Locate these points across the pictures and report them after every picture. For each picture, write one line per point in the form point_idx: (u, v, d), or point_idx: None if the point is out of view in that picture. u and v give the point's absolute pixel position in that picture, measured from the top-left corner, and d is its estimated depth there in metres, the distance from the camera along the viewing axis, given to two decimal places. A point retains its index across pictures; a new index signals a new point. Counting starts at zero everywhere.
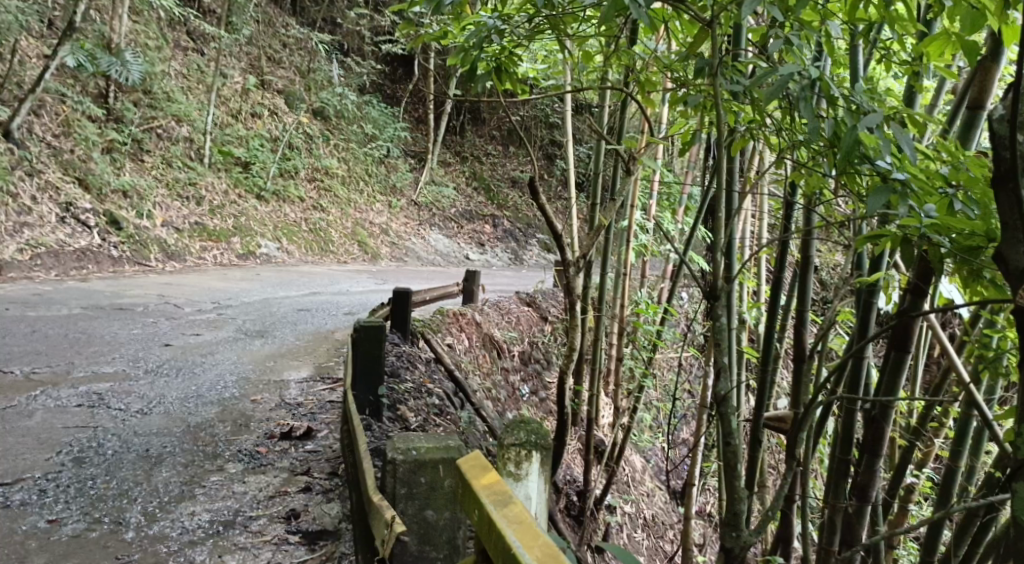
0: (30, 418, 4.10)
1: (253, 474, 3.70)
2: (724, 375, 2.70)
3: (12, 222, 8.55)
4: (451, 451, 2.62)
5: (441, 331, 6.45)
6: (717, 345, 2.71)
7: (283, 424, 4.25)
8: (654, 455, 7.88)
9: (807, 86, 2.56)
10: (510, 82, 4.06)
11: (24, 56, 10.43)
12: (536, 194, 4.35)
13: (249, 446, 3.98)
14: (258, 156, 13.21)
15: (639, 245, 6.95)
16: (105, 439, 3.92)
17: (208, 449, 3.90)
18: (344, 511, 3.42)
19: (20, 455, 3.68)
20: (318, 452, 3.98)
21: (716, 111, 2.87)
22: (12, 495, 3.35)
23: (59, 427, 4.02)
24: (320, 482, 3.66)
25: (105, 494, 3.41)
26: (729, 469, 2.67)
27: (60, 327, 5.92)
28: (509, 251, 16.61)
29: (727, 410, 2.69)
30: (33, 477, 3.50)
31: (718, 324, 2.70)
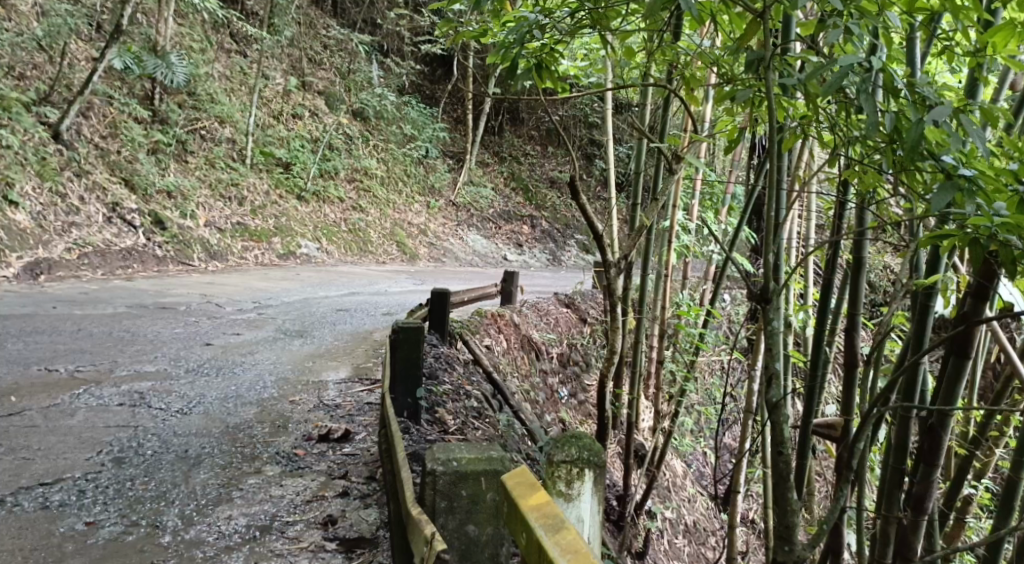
0: (72, 416, 4.14)
1: (290, 477, 3.68)
2: (774, 383, 2.63)
3: (60, 222, 8.70)
4: (494, 462, 2.56)
5: (479, 332, 6.40)
6: (768, 350, 2.65)
7: (321, 426, 4.23)
8: (695, 460, 7.76)
9: (868, 77, 2.49)
10: (551, 80, 4.01)
11: (73, 59, 10.61)
12: (576, 194, 4.36)
13: (287, 448, 3.97)
14: (299, 156, 13.31)
15: (682, 246, 6.83)
16: (145, 439, 3.93)
17: (246, 451, 3.90)
18: (382, 517, 3.38)
19: (62, 454, 3.71)
20: (356, 455, 3.96)
21: (769, 106, 2.80)
22: (51, 496, 3.37)
23: (101, 426, 4.04)
24: (358, 487, 3.63)
25: (143, 496, 3.41)
26: (780, 479, 2.59)
27: (104, 325, 5.99)
28: (548, 252, 16.55)
29: (779, 419, 2.61)
30: (73, 477, 3.52)
31: (770, 329, 2.63)
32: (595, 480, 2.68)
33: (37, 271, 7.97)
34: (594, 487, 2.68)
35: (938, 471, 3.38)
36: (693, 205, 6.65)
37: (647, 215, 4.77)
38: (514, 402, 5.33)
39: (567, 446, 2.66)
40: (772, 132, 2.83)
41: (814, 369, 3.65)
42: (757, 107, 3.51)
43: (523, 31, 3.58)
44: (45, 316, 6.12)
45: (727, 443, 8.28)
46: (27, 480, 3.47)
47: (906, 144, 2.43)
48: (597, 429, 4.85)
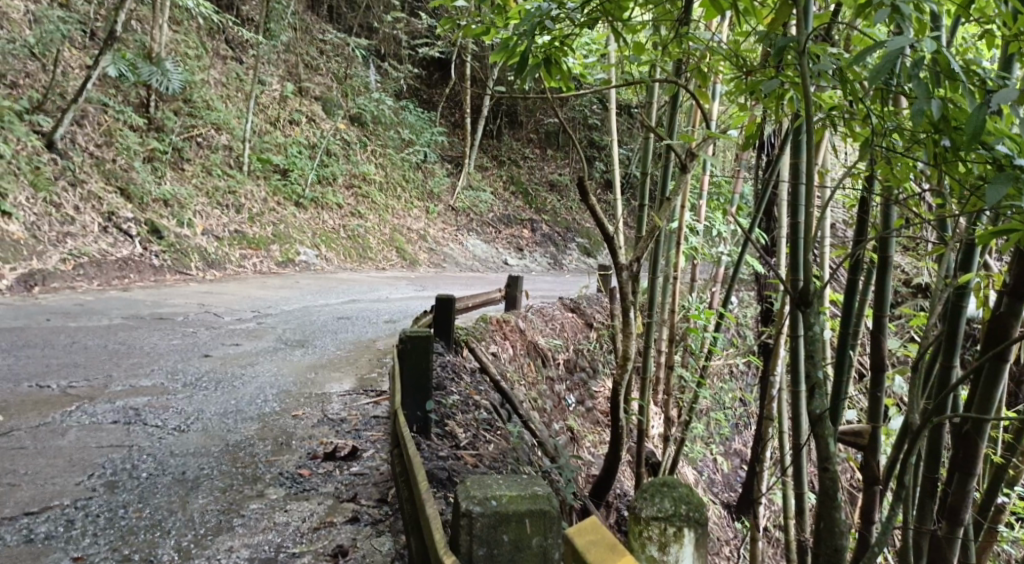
0: (64, 436, 3.96)
1: (296, 501, 3.50)
2: (817, 395, 2.74)
3: (54, 232, 8.54)
4: (540, 501, 2.50)
5: (485, 339, 6.22)
6: (810, 359, 2.74)
7: (326, 443, 4.07)
8: (707, 467, 7.57)
9: (920, 57, 2.40)
10: (561, 75, 3.86)
11: (66, 66, 10.44)
12: (585, 194, 4.23)
13: (291, 468, 3.80)
14: (297, 163, 13.13)
15: (691, 248, 6.66)
16: (140, 460, 3.76)
17: (248, 472, 3.73)
18: (396, 547, 3.21)
19: (50, 479, 3.53)
20: (365, 475, 3.78)
21: (804, 95, 2.72)
22: (36, 528, 3.19)
23: (93, 446, 3.87)
24: (368, 511, 3.46)
25: (136, 526, 3.23)
26: (827, 498, 2.77)
27: (99, 338, 5.81)
28: (549, 256, 16.36)
29: (822, 432, 2.72)
30: (61, 505, 3.34)
31: (812, 334, 2.70)
32: (693, 541, 3.17)
33: (31, 283, 7.79)
34: (692, 549, 3.16)
35: (974, 479, 3.22)
36: (702, 204, 6.50)
37: (659, 214, 4.59)
38: (524, 411, 5.17)
39: (660, 502, 3.19)
40: (808, 124, 2.76)
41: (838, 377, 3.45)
42: (780, 101, 3.38)
43: (533, 23, 3.41)
44: (38, 329, 5.93)
45: (738, 448, 8.10)
46: (11, 509, 3.29)
47: (966, 131, 2.30)
48: (611, 437, 4.69)
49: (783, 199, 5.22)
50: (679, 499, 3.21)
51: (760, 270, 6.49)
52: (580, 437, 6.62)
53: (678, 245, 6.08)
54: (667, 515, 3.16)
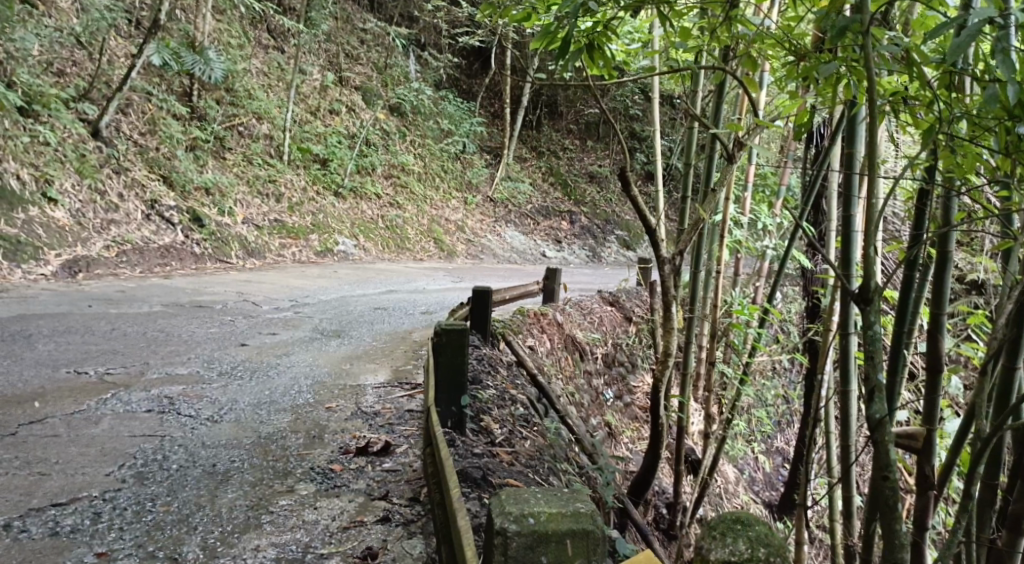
0: (97, 425, 3.96)
1: (325, 498, 3.45)
2: (877, 399, 2.62)
3: (98, 219, 8.63)
4: (583, 519, 2.41)
5: (522, 332, 6.14)
6: (870, 360, 2.64)
7: (358, 438, 4.02)
8: (747, 466, 7.41)
9: (1002, 35, 2.37)
10: (603, 61, 3.77)
11: (112, 55, 10.53)
12: (626, 184, 4.13)
13: (322, 463, 3.75)
14: (337, 152, 13.15)
15: (735, 241, 6.49)
16: (171, 451, 3.74)
17: (278, 466, 3.69)
18: (427, 551, 3.13)
19: (80, 470, 3.52)
20: (396, 472, 3.72)
21: (869, 79, 2.67)
22: (63, 520, 3.17)
23: (126, 436, 3.86)
24: (400, 511, 3.40)
25: (163, 521, 3.20)
26: (887, 509, 2.63)
27: (139, 325, 5.83)
28: (588, 248, 16.21)
29: (883, 439, 2.62)
30: (90, 497, 3.33)
31: (870, 335, 2.59)
32: None
33: (76, 269, 7.86)
34: None
35: None
36: (747, 195, 6.33)
37: (703, 205, 4.45)
38: (561, 406, 5.08)
39: (730, 542, 2.50)
40: (873, 109, 2.70)
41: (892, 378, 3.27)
42: (836, 85, 3.31)
43: (576, 6, 3.30)
44: (80, 315, 5.99)
45: (779, 446, 7.93)
46: (39, 500, 3.28)
47: None
48: (650, 434, 4.58)
49: (832, 193, 5.07)
50: (756, 541, 2.50)
51: (806, 264, 6.32)
52: (617, 433, 6.51)
53: (720, 238, 5.92)
54: (745, 557, 2.46)
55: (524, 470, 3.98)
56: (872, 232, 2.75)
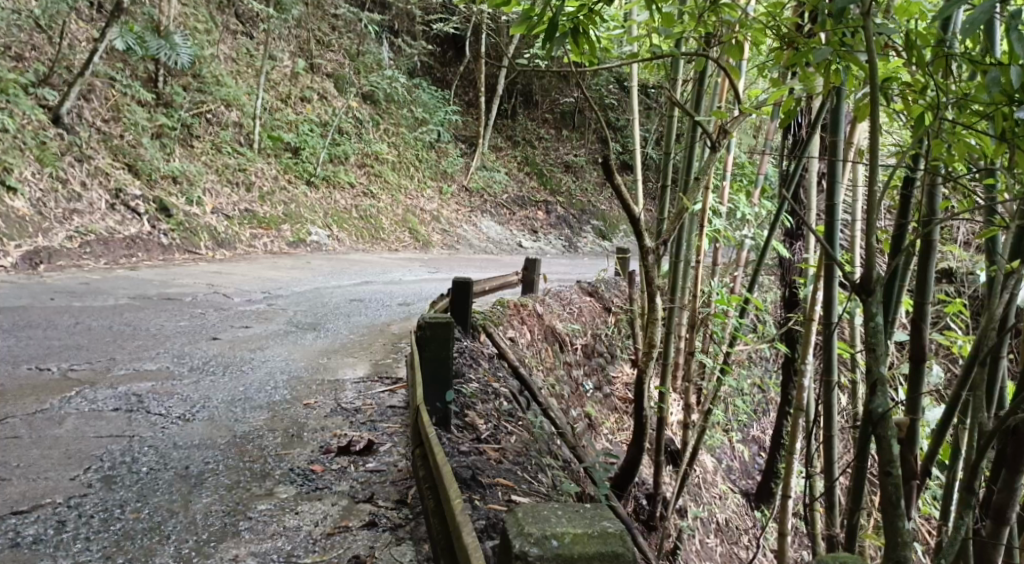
0: (61, 425, 3.79)
1: (307, 502, 3.32)
2: (880, 392, 2.59)
3: (60, 209, 8.39)
4: (611, 540, 2.41)
5: (502, 323, 6.03)
6: (871, 353, 2.58)
7: (340, 436, 3.90)
8: (725, 455, 7.36)
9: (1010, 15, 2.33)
10: (587, 46, 3.65)
11: (73, 39, 10.25)
12: (610, 172, 4.02)
13: (303, 463, 3.63)
14: (308, 141, 12.92)
15: (713, 230, 6.37)
16: (140, 453, 3.59)
17: (256, 467, 3.55)
18: (418, 557, 3.02)
19: (43, 474, 3.36)
20: (381, 471, 3.60)
21: (871, 60, 2.62)
22: (24, 530, 3.01)
23: (92, 436, 3.70)
24: (386, 515, 3.28)
25: (133, 529, 3.06)
26: (890, 506, 2.58)
27: (104, 319, 5.64)
28: (563, 238, 16.10)
29: (885, 435, 2.58)
30: (53, 504, 3.17)
31: (872, 327, 2.54)
32: None
33: (37, 260, 7.63)
34: None
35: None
36: (726, 184, 6.25)
37: (686, 194, 4.34)
38: (543, 398, 4.99)
39: None
40: (876, 91, 2.64)
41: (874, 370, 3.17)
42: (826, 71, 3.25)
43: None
44: (42, 309, 5.78)
45: (756, 436, 7.89)
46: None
47: None
48: (635, 427, 4.49)
49: (813, 181, 5.01)
50: None
51: (787, 254, 6.27)
52: (597, 424, 6.42)
53: (700, 227, 5.83)
54: None
55: (513, 468, 3.88)
56: (874, 219, 2.68)
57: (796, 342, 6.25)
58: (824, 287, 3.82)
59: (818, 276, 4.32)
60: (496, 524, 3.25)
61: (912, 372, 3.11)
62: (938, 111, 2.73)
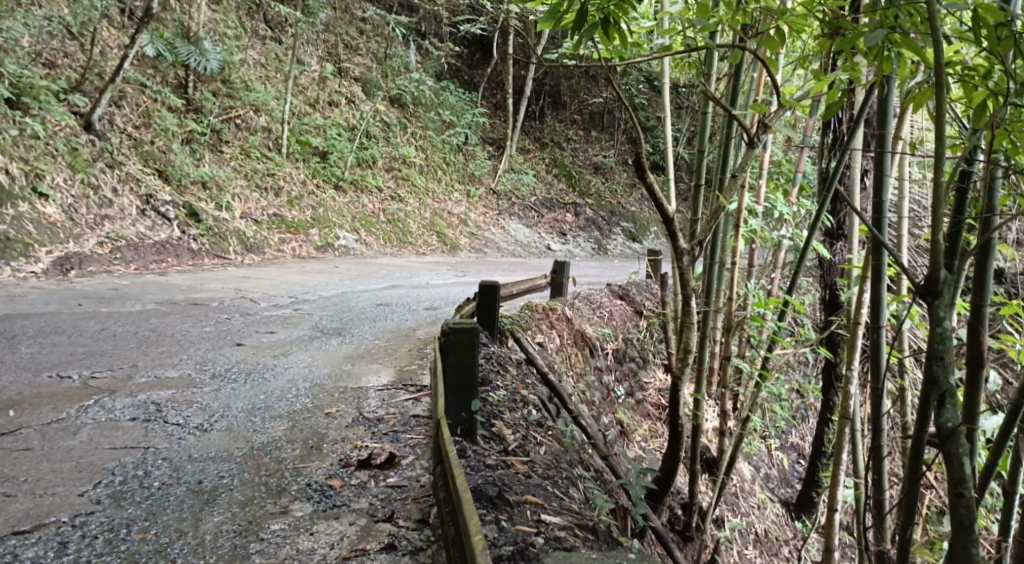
0: (75, 435, 3.72)
1: (323, 521, 3.21)
2: (949, 407, 2.63)
3: (91, 215, 8.39)
4: None
5: (531, 328, 5.90)
6: (940, 361, 2.63)
7: (360, 449, 3.78)
8: (762, 462, 7.13)
9: None
10: (619, 38, 3.51)
11: (105, 46, 10.28)
12: (641, 170, 3.88)
13: (321, 478, 3.51)
14: (336, 145, 12.88)
15: (749, 231, 6.15)
16: (153, 466, 3.50)
17: (272, 482, 3.45)
18: None
19: (52, 489, 3.28)
20: (402, 487, 3.48)
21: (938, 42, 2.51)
22: (26, 551, 2.93)
23: (106, 448, 3.62)
24: (407, 537, 3.15)
25: (140, 552, 2.97)
26: (963, 530, 2.65)
27: (130, 324, 5.58)
28: (593, 241, 15.90)
29: (956, 451, 2.63)
30: (58, 523, 3.09)
31: (941, 331, 2.60)
32: None
33: (67, 266, 7.62)
34: None
35: None
36: (761, 183, 6.06)
37: (722, 191, 4.18)
38: (573, 406, 4.84)
39: None
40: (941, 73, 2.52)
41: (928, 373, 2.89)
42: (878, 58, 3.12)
43: None
44: (69, 314, 5.75)
45: (794, 442, 7.64)
46: (0, 527, 3.04)
47: None
48: (669, 434, 4.32)
49: (853, 178, 4.79)
50: None
51: (824, 255, 6.05)
52: (630, 431, 6.24)
53: (734, 227, 5.64)
54: None
55: (542, 483, 3.74)
56: (940, 214, 2.62)
57: (836, 346, 6.04)
58: (873, 288, 3.66)
59: (864, 278, 4.13)
60: (524, 550, 3.12)
61: (969, 379, 2.94)
62: (1008, 93, 2.65)
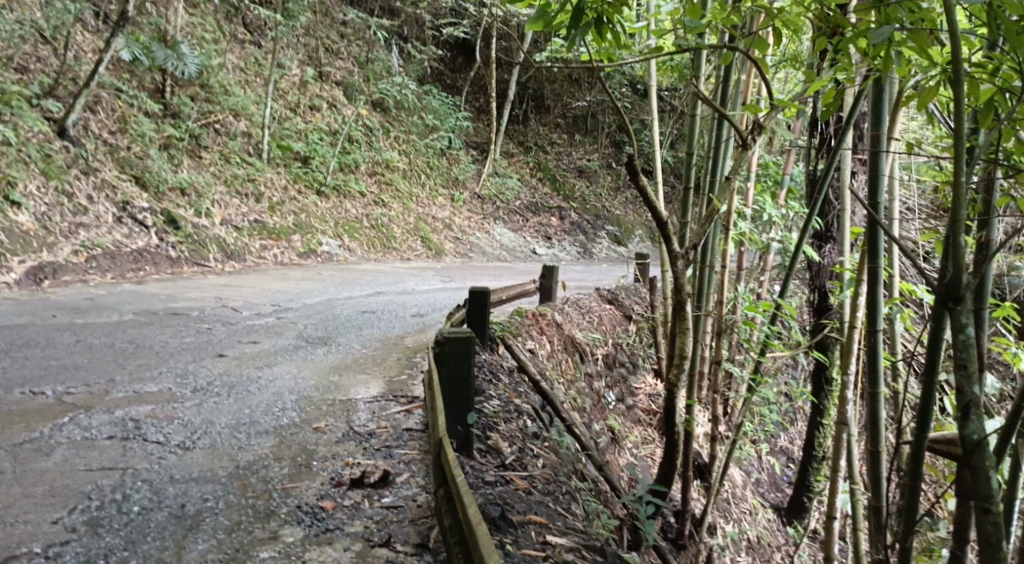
0: (48, 457, 3.56)
1: (315, 547, 3.08)
2: (974, 419, 2.63)
3: (66, 223, 8.19)
4: None
5: (521, 335, 5.79)
6: (963, 372, 2.62)
7: (352, 466, 3.65)
8: (753, 466, 7.04)
9: None
10: (613, 36, 3.40)
11: (79, 50, 10.09)
12: (632, 172, 3.78)
13: (312, 499, 3.38)
14: (318, 150, 12.72)
15: (739, 233, 6.05)
16: (132, 489, 3.35)
17: (259, 505, 3.31)
18: None
19: (23, 516, 3.13)
20: (399, 508, 3.36)
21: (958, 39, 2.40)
22: None
23: (81, 470, 3.46)
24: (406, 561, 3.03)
25: None
26: (990, 548, 2.63)
27: (106, 336, 5.41)
28: (578, 244, 15.81)
29: (980, 463, 2.64)
30: (30, 554, 2.93)
31: (963, 339, 2.59)
32: None
33: (41, 276, 7.43)
34: None
35: None
36: (749, 185, 5.98)
37: (716, 194, 4.07)
38: (566, 414, 4.72)
39: None
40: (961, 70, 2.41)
41: (929, 366, 2.94)
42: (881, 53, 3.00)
43: None
44: (42, 327, 5.57)
45: (785, 446, 7.55)
46: None
47: None
48: (666, 442, 4.22)
49: (846, 177, 4.69)
50: None
51: (815, 258, 5.98)
52: (621, 437, 6.12)
53: (724, 230, 5.55)
54: None
55: (543, 500, 3.66)
56: (960, 221, 2.57)
57: (828, 349, 5.98)
58: (868, 288, 3.57)
59: (859, 280, 4.03)
60: None
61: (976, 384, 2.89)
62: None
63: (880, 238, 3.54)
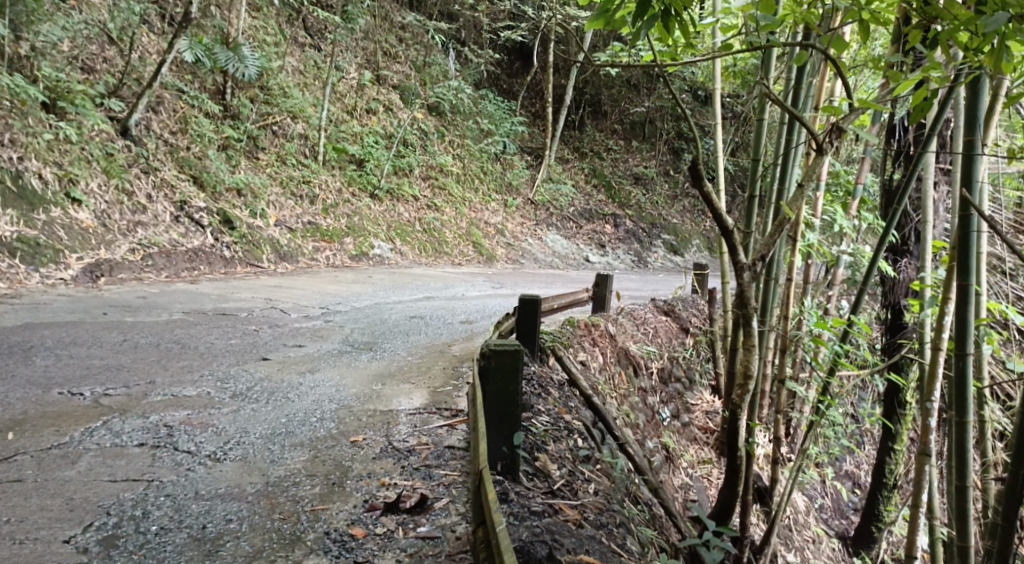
0: (74, 465, 3.49)
1: None
2: None
3: (125, 221, 8.24)
4: None
5: (573, 346, 5.58)
6: None
7: (386, 488, 3.48)
8: (814, 490, 6.69)
9: None
10: (682, 30, 3.19)
11: (143, 51, 10.18)
12: (697, 175, 3.57)
13: (342, 525, 3.24)
14: (373, 153, 12.67)
15: (806, 245, 5.74)
16: (154, 505, 3.26)
17: (285, 530, 3.19)
18: None
19: (39, 532, 3.07)
20: (435, 539, 3.19)
21: None
22: None
23: (105, 481, 3.39)
24: None
25: None
26: None
27: (153, 335, 5.35)
28: (633, 253, 15.48)
29: None
30: None
31: None
32: None
33: (98, 273, 7.43)
34: None
35: None
36: (818, 195, 5.66)
37: (788, 202, 3.82)
38: (620, 432, 4.50)
39: None
40: None
41: None
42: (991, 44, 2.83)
43: None
44: (91, 324, 5.53)
45: (849, 470, 7.17)
46: None
47: None
48: (727, 467, 3.97)
49: (927, 188, 4.36)
50: None
51: (889, 272, 5.65)
52: (676, 456, 5.84)
53: (790, 242, 5.25)
54: None
55: (596, 534, 3.46)
56: None
57: (902, 371, 5.64)
58: (957, 309, 3.29)
59: (945, 295, 3.72)
60: None
61: None
62: None
63: (972, 252, 3.27)
